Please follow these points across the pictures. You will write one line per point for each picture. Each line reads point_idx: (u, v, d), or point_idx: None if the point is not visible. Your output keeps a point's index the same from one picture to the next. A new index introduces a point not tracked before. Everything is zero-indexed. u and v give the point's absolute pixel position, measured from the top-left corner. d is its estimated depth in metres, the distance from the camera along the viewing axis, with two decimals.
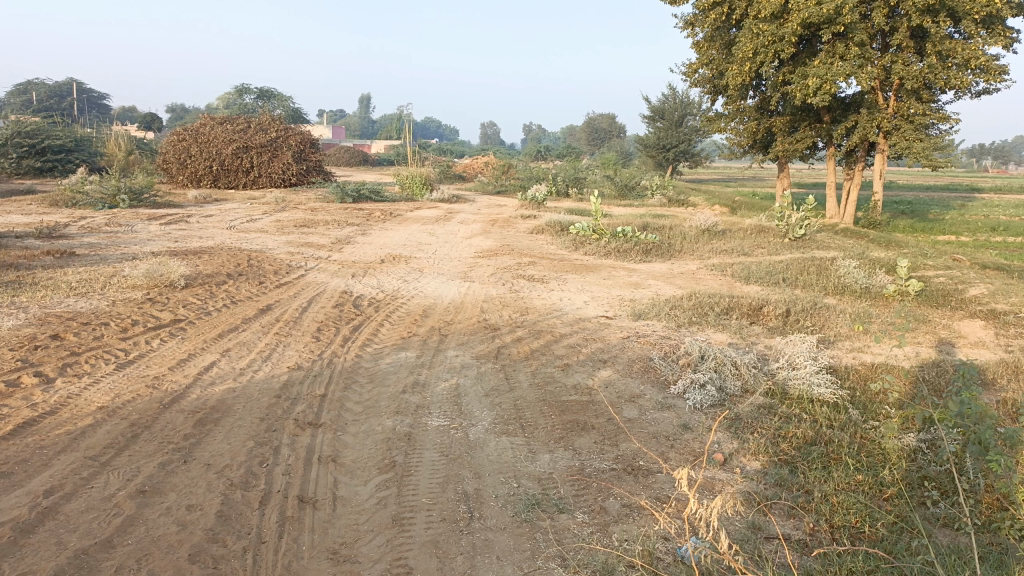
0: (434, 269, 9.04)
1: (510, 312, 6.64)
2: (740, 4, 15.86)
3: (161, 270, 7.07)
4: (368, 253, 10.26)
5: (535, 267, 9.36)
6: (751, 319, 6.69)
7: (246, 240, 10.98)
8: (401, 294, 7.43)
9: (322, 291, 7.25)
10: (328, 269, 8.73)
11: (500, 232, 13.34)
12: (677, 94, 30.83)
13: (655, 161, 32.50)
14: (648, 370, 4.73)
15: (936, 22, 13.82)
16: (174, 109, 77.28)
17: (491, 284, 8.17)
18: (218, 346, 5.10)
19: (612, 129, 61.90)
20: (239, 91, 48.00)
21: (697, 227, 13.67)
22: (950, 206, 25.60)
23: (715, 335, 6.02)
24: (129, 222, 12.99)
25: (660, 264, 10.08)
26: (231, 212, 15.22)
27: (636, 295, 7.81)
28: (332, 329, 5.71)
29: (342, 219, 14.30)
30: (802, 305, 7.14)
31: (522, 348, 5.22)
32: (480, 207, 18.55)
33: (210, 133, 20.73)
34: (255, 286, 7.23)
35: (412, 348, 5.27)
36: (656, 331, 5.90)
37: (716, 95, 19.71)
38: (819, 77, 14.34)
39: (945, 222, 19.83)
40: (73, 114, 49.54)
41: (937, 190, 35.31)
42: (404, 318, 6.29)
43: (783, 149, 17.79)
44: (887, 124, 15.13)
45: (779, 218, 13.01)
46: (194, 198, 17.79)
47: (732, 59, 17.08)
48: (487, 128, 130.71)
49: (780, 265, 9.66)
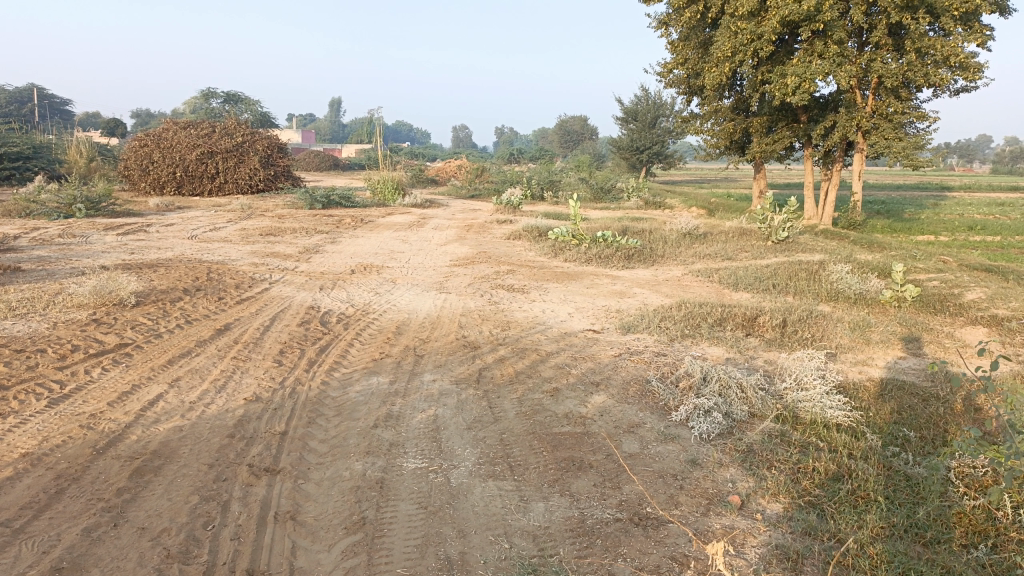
0: (407, 280, 8.56)
1: (490, 327, 6.19)
2: (716, 2, 15.58)
3: (109, 285, 6.50)
4: (338, 263, 9.74)
5: (514, 276, 8.91)
6: (745, 330, 6.30)
7: (208, 251, 10.40)
8: (372, 308, 6.93)
9: (286, 307, 6.74)
10: (294, 281, 8.22)
11: (476, 238, 12.88)
12: (650, 95, 30.65)
13: (629, 163, 32.28)
14: (646, 394, 4.29)
15: (916, 19, 13.62)
16: (140, 114, 75.68)
17: (469, 295, 7.70)
18: (167, 375, 4.57)
19: (585, 131, 61.72)
20: (206, 96, 47.08)
21: (678, 231, 13.33)
22: (924, 205, 25.64)
23: (710, 350, 5.61)
24: (84, 233, 12.31)
25: (643, 271, 9.69)
26: (194, 220, 14.59)
27: (622, 305, 7.39)
28: (296, 351, 5.20)
29: (310, 226, 13.73)
30: (798, 313, 6.77)
31: (506, 370, 4.75)
32: (454, 212, 18.09)
33: (173, 138, 20.02)
34: (214, 303, 6.70)
35: (383, 372, 4.78)
36: (648, 347, 5.48)
37: (691, 95, 19.46)
38: (798, 76, 14.12)
39: (923, 222, 19.71)
40: (33, 120, 48.21)
41: (908, 189, 35.44)
42: (376, 337, 5.79)
43: (761, 150, 17.54)
44: (866, 123, 14.94)
45: (761, 220, 12.71)
46: (156, 205, 17.12)
47: (709, 59, 16.80)
48: (459, 132, 130.29)
49: (767, 270, 9.32)
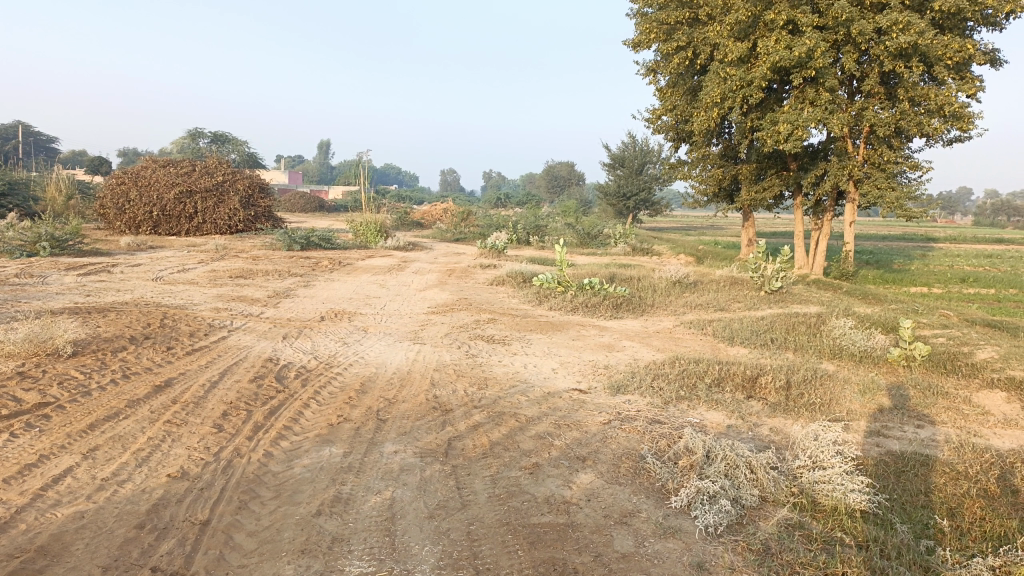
0: (380, 329, 7.96)
1: (465, 384, 5.60)
2: (705, 48, 15.38)
3: (44, 332, 5.88)
4: (309, 309, 9.16)
5: (495, 325, 8.34)
6: (746, 391, 5.73)
7: (171, 294, 9.78)
8: (338, 361, 6.32)
9: (241, 359, 6.11)
10: (256, 329, 7.60)
11: (457, 283, 12.33)
12: (637, 141, 30.63)
13: (616, 209, 32.06)
14: (639, 473, 3.68)
15: (909, 68, 13.38)
16: (127, 152, 75.18)
17: (445, 346, 7.12)
18: (84, 443, 3.92)
19: (572, 177, 62.07)
20: (193, 135, 46.88)
21: (668, 279, 12.86)
22: (912, 256, 25.49)
23: (709, 415, 5.04)
24: (43, 273, 11.64)
25: (632, 322, 9.16)
26: (165, 261, 13.96)
27: (610, 360, 6.82)
28: (242, 413, 4.58)
29: (285, 269, 13.14)
30: (802, 373, 6.22)
31: (479, 439, 4.15)
32: (437, 255, 17.57)
33: (151, 176, 19.47)
34: (161, 354, 6.08)
35: (338, 440, 4.16)
36: (640, 411, 4.90)
37: (680, 141, 19.26)
38: (789, 123, 13.84)
39: (913, 273, 19.40)
40: (17, 157, 47.57)
41: (894, 240, 35.42)
42: (336, 396, 5.18)
43: (751, 198, 17.21)
44: (859, 172, 14.66)
45: (753, 269, 12.28)
46: (127, 244, 16.47)
47: (697, 104, 16.57)
48: (447, 177, 131.38)
49: (764, 323, 8.81)
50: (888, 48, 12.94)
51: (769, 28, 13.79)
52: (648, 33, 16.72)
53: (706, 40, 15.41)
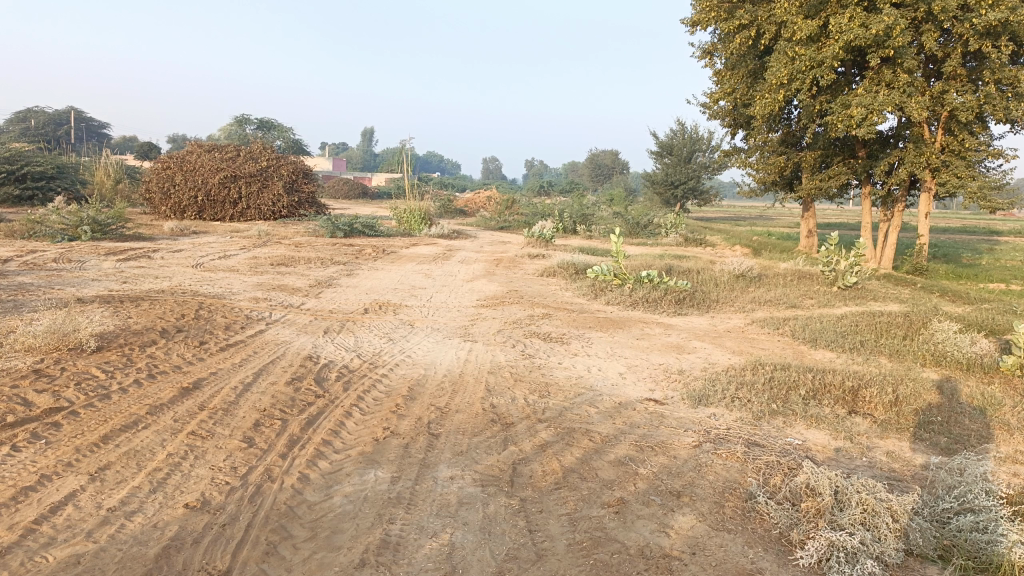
0: (428, 323, 7.38)
1: (525, 391, 4.98)
2: (770, 27, 14.36)
3: (67, 324, 5.40)
4: (352, 299, 8.63)
5: (550, 321, 7.69)
6: (847, 406, 5.01)
7: (209, 282, 9.33)
8: (382, 360, 5.74)
9: (279, 357, 5.57)
10: (296, 321, 7.07)
11: (506, 274, 11.72)
12: (686, 129, 29.65)
13: (662, 199, 30.78)
14: (750, 517, 3.02)
15: (997, 47, 12.25)
16: (175, 137, 75.81)
17: (499, 344, 6.51)
18: (94, 461, 3.39)
19: (616, 165, 61.02)
20: (239, 121, 47.05)
21: (730, 272, 12.06)
22: (980, 249, 24.17)
23: (811, 436, 4.35)
24: (82, 258, 11.32)
25: (699, 319, 8.44)
26: (206, 247, 13.61)
27: (683, 363, 6.13)
28: (275, 425, 4.02)
29: (327, 256, 12.66)
30: (906, 385, 5.44)
31: (550, 464, 3.52)
32: (482, 244, 17.00)
33: (196, 161, 19.22)
34: (193, 350, 5.57)
35: (385, 461, 3.56)
36: (731, 430, 4.23)
37: (738, 126, 18.31)
38: (863, 107, 12.79)
39: (987, 268, 18.22)
40: (69, 142, 48.25)
41: (956, 232, 33.92)
42: (382, 403, 4.59)
43: (815, 186, 16.20)
44: (936, 160, 13.57)
45: (825, 263, 11.42)
46: (170, 229, 16.20)
47: (759, 87, 15.58)
48: (489, 164, 131.19)
49: (846, 323, 8.00)
50: (975, 25, 11.83)
51: (842, 5, 12.77)
52: (707, 12, 15.70)
53: (772, 18, 14.39)
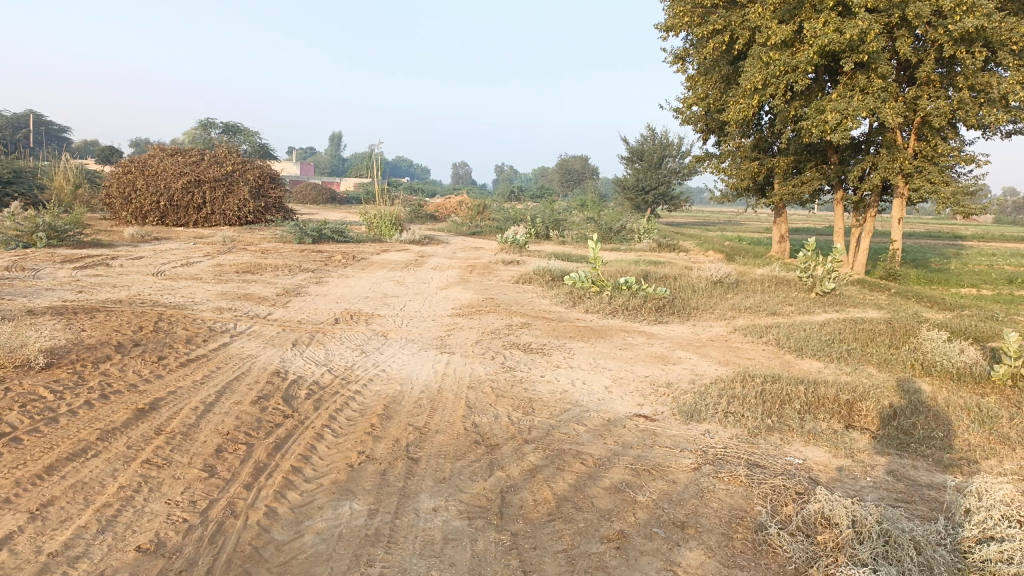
0: (402, 334, 7.07)
1: (509, 409, 4.70)
2: (744, 32, 14.29)
3: (13, 339, 5.00)
4: (321, 309, 8.28)
5: (529, 331, 7.42)
6: (844, 420, 4.81)
7: (170, 291, 8.91)
8: (355, 375, 5.41)
9: (244, 372, 5.22)
10: (263, 333, 6.71)
11: (480, 281, 11.43)
12: (657, 134, 29.66)
13: (633, 204, 30.92)
14: (762, 551, 2.78)
15: (970, 53, 12.27)
16: (139, 141, 74.33)
17: (477, 356, 6.23)
18: (35, 496, 3.04)
19: (585, 171, 61.07)
20: (204, 125, 46.24)
21: (707, 278, 11.91)
22: (946, 254, 24.45)
23: (811, 454, 4.14)
24: (36, 266, 10.80)
25: (680, 327, 8.23)
26: (168, 254, 13.12)
27: (669, 375, 5.90)
28: (240, 450, 3.70)
29: (295, 263, 12.27)
30: (900, 397, 5.26)
31: (541, 493, 3.24)
32: (455, 250, 16.70)
33: (159, 165, 18.65)
34: (151, 366, 5.20)
35: (361, 491, 3.26)
36: (728, 449, 4.00)
37: (711, 131, 18.25)
38: (838, 112, 12.74)
39: (955, 273, 18.38)
40: (27, 146, 46.95)
41: (920, 237, 34.42)
42: (356, 423, 4.27)
43: (788, 191, 16.21)
44: (909, 165, 13.57)
45: (802, 269, 11.32)
46: (131, 236, 15.64)
47: (732, 92, 15.51)
48: (459, 169, 130.93)
49: (828, 330, 7.85)
50: (949, 30, 11.83)
51: (816, 10, 12.73)
52: (680, 17, 15.61)
53: (745, 24, 14.33)
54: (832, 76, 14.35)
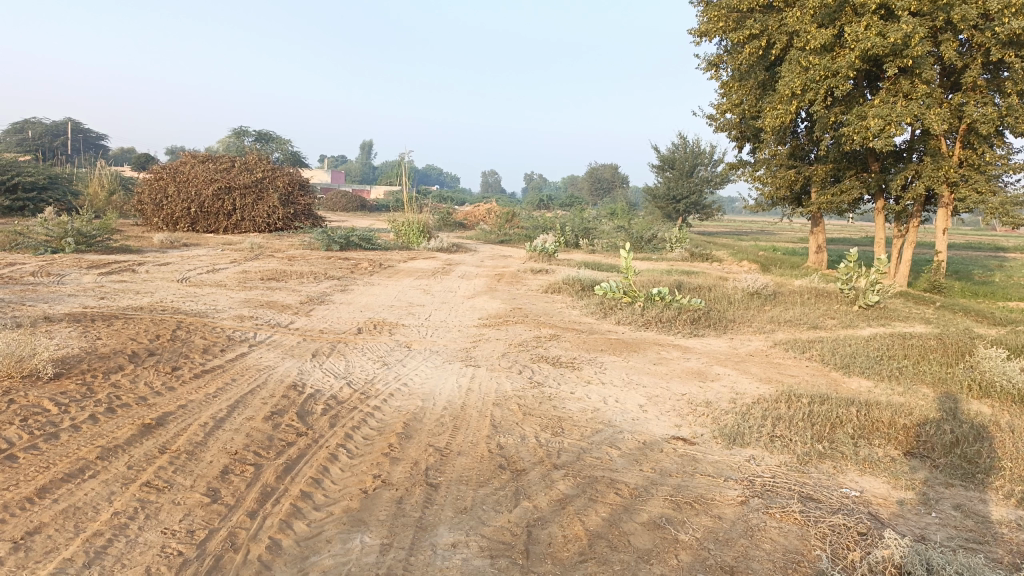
0: (426, 346, 6.80)
1: (537, 429, 4.38)
2: (781, 37, 13.87)
3: (22, 348, 4.81)
4: (344, 318, 8.06)
5: (558, 343, 7.11)
6: (901, 446, 4.44)
7: (193, 298, 8.76)
8: (376, 389, 5.14)
9: (261, 385, 4.98)
10: (283, 342, 6.49)
11: (508, 290, 11.15)
12: (688, 142, 29.21)
13: (664, 213, 30.47)
14: None
15: (1020, 57, 11.70)
16: (173, 149, 75.39)
17: (504, 370, 5.93)
18: (21, 522, 2.80)
19: (615, 180, 60.65)
20: (237, 133, 46.73)
21: (743, 289, 11.49)
22: (990, 266, 23.62)
23: (867, 486, 3.77)
24: (63, 272, 10.75)
25: (717, 341, 7.86)
26: (195, 260, 13.05)
27: (708, 393, 5.55)
28: (246, 472, 3.43)
29: (321, 271, 12.09)
30: (962, 421, 4.84)
31: (571, 528, 2.93)
32: (483, 258, 16.44)
33: (190, 172, 18.70)
34: (164, 377, 4.98)
35: (374, 522, 2.97)
36: (778, 480, 3.66)
37: (746, 139, 17.82)
38: (880, 118, 12.25)
39: (1001, 286, 17.68)
40: (65, 154, 47.79)
41: (960, 248, 33.44)
42: (374, 443, 3.99)
43: (827, 200, 15.70)
44: (955, 174, 13.00)
45: (843, 280, 10.87)
46: (160, 242, 15.63)
47: (769, 98, 15.07)
48: (489, 177, 131.11)
49: (874, 346, 7.42)
50: (997, 34, 11.30)
51: (858, 13, 12.28)
52: (715, 22, 15.23)
53: (783, 28, 13.91)
54: (871, 82, 13.87)
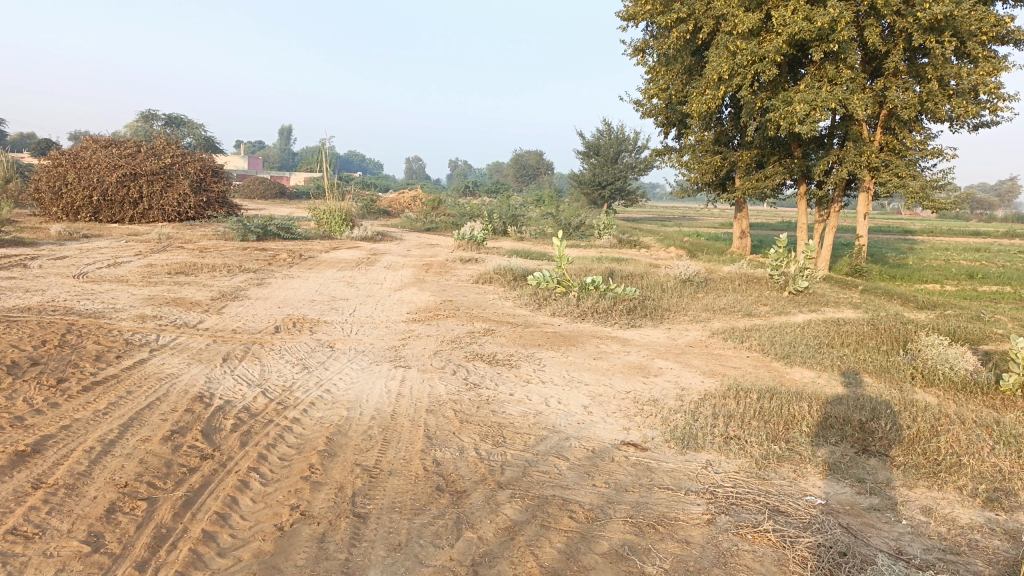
0: (351, 345, 6.28)
1: (475, 439, 3.97)
2: (709, 21, 13.76)
3: None
4: (260, 315, 7.44)
5: (492, 339, 6.71)
6: (857, 445, 4.24)
7: (90, 296, 7.97)
8: (295, 398, 4.63)
9: (163, 398, 4.40)
10: (191, 346, 5.87)
11: (436, 281, 10.68)
12: (613, 128, 29.20)
13: (589, 199, 30.41)
14: None
15: (939, 43, 11.86)
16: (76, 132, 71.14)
17: (436, 371, 5.49)
18: None
19: (540, 167, 60.60)
20: (145, 117, 44.39)
21: (675, 276, 11.34)
22: (901, 249, 24.43)
23: (832, 493, 3.51)
24: None
25: (655, 332, 7.62)
26: (96, 253, 12.05)
27: (653, 390, 5.25)
28: (137, 510, 2.91)
29: (235, 263, 11.32)
30: (912, 414, 4.66)
31: (524, 565, 2.55)
32: (409, 247, 15.89)
33: (91, 158, 17.40)
34: (46, 392, 4.34)
35: (291, 569, 2.51)
36: (741, 491, 3.36)
37: (672, 124, 17.77)
38: (807, 103, 12.24)
39: (916, 268, 18.24)
40: None
41: (872, 232, 34.69)
42: (293, 464, 3.50)
43: (752, 186, 15.72)
44: (876, 159, 13.19)
45: (774, 266, 10.83)
46: (57, 233, 14.46)
47: (696, 83, 14.98)
48: (413, 164, 129.38)
49: (811, 334, 7.29)
50: (919, 19, 11.41)
51: None
52: (642, 5, 15.01)
53: (709, 12, 13.81)
54: (794, 69, 13.94)
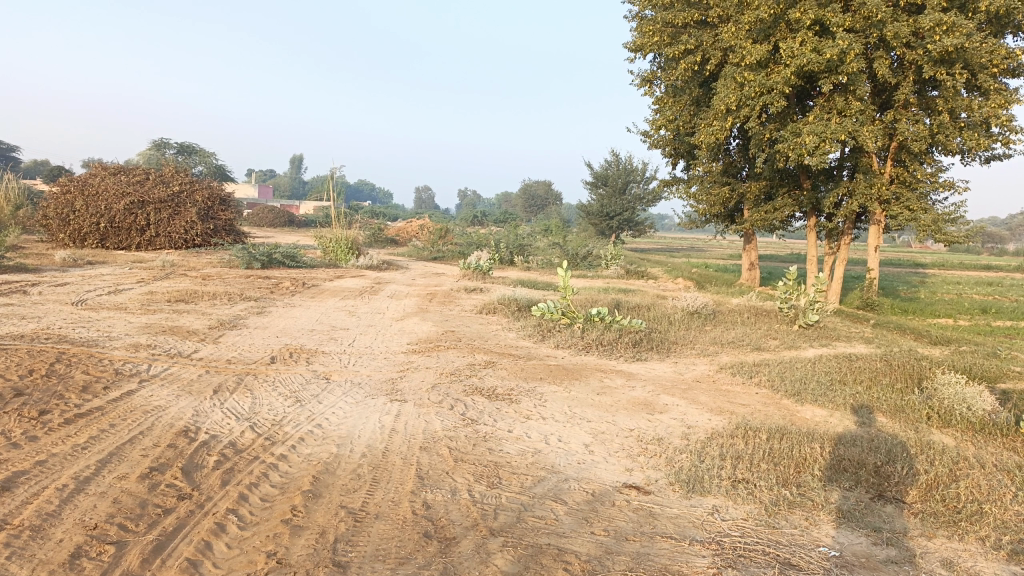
0: (347, 377, 6.11)
1: (468, 479, 3.78)
2: (717, 52, 13.72)
3: None
4: (258, 345, 7.29)
5: (493, 372, 6.53)
6: (872, 490, 4.02)
7: (86, 323, 7.86)
8: (284, 433, 4.45)
9: (147, 432, 4.23)
10: (183, 376, 5.71)
11: (440, 311, 10.53)
12: (621, 159, 29.20)
13: (597, 229, 30.33)
14: None
15: (950, 75, 11.76)
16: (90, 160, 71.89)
17: (433, 405, 5.30)
18: None
19: (550, 197, 60.72)
20: (158, 146, 44.83)
21: (683, 309, 11.15)
22: (913, 283, 24.13)
23: (847, 543, 3.29)
24: None
25: (661, 366, 7.42)
26: (98, 280, 11.98)
27: (658, 428, 5.04)
28: (103, 555, 2.73)
29: (237, 291, 11.22)
30: (930, 457, 4.44)
31: None
32: (414, 277, 15.76)
33: (99, 185, 17.43)
34: (26, 424, 4.18)
35: None
36: (749, 540, 3.16)
37: (680, 155, 17.69)
38: (816, 134, 12.12)
39: (927, 302, 17.98)
40: None
41: (883, 265, 34.42)
42: (275, 506, 3.31)
43: (761, 218, 15.53)
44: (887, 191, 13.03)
45: (783, 299, 10.63)
46: (62, 260, 14.43)
47: (703, 114, 14.92)
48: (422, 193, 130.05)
49: (821, 369, 7.07)
50: (929, 51, 11.32)
51: (792, 29, 12.19)
52: (650, 36, 15.00)
53: (717, 44, 13.79)
54: (802, 101, 13.86)
